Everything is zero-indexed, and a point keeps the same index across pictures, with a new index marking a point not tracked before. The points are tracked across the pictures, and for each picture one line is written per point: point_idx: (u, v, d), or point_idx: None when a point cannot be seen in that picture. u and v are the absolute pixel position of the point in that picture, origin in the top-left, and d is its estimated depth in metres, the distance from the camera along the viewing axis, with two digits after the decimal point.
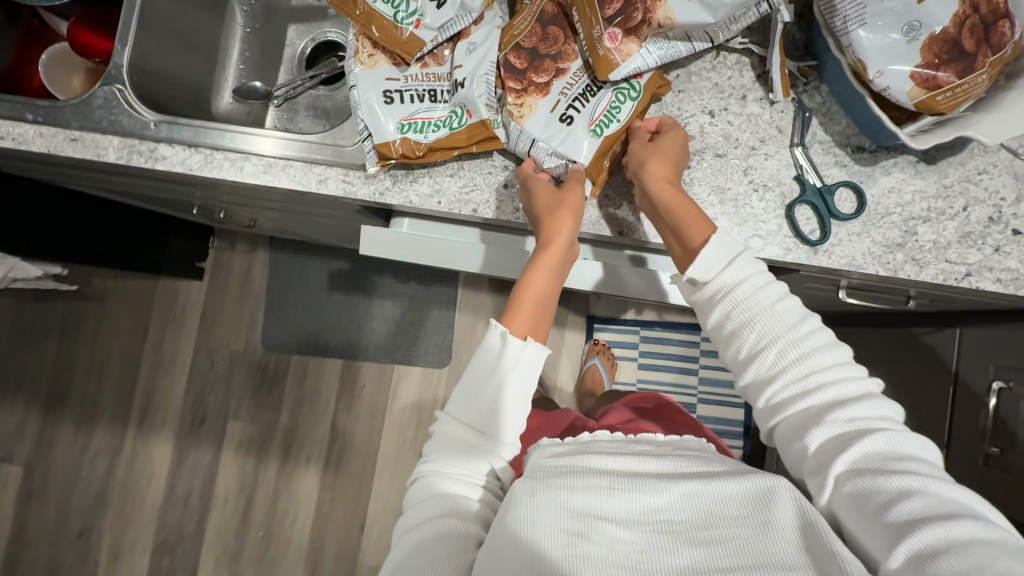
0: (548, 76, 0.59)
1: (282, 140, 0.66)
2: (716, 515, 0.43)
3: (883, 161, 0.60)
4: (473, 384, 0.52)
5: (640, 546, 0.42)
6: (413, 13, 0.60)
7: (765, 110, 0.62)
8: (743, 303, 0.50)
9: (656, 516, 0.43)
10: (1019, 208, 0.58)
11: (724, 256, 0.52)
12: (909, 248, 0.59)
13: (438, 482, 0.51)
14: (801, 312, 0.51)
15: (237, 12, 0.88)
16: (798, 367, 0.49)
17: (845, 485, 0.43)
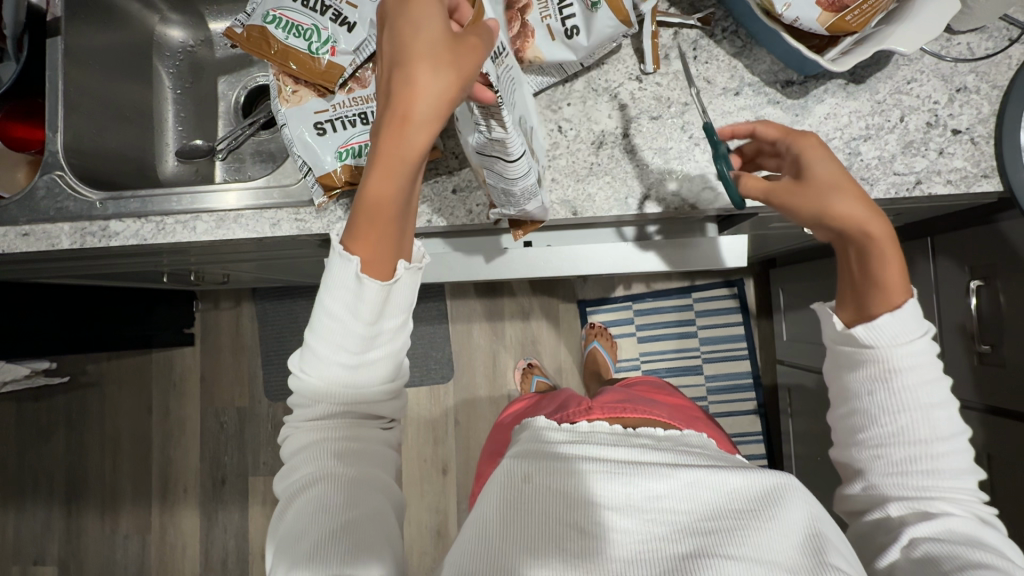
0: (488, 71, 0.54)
1: (240, 191, 0.67)
2: (723, 508, 0.49)
3: (814, 91, 0.60)
4: (345, 320, 0.46)
5: (641, 535, 0.47)
6: (327, 41, 0.60)
7: (689, 65, 0.62)
8: (901, 393, 0.49)
9: (656, 503, 0.49)
10: (953, 108, 0.59)
11: (904, 333, 0.50)
12: (855, 169, 0.59)
13: (313, 422, 0.48)
14: (956, 425, 0.50)
15: (164, 76, 0.88)
16: (926, 471, 0.48)
17: (918, 547, 0.45)
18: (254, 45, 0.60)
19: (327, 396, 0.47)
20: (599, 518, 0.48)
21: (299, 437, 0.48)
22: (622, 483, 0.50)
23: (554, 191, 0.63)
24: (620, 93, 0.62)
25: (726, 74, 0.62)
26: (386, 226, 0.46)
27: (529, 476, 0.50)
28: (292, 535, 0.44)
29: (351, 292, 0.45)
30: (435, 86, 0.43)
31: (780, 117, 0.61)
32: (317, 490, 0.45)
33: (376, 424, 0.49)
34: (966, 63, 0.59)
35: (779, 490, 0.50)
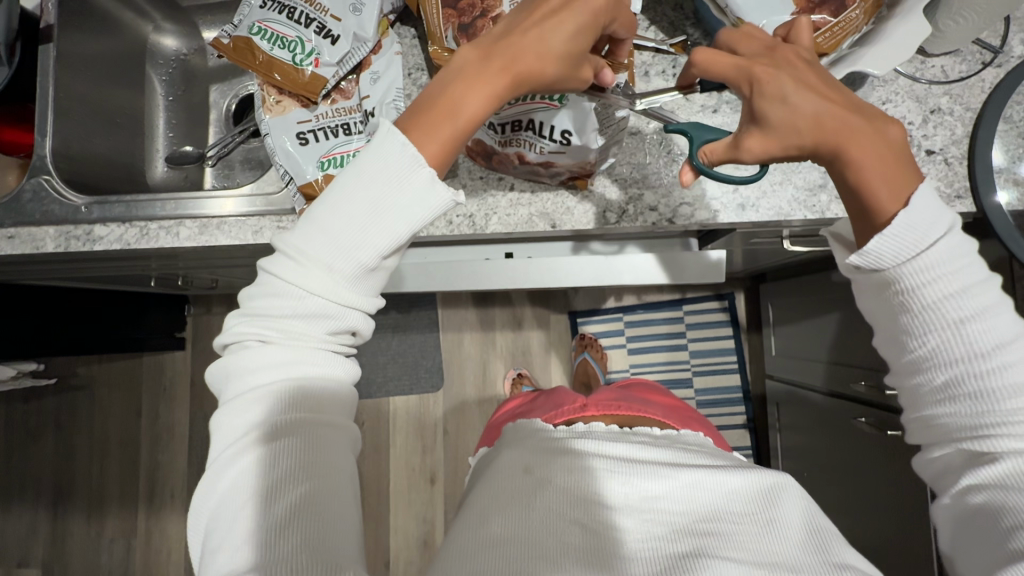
0: None
1: (241, 199, 0.67)
2: (723, 510, 0.49)
3: None
4: (379, 212, 0.43)
5: (640, 535, 0.47)
6: (311, 53, 0.61)
7: (669, 82, 0.63)
8: (925, 313, 0.44)
9: (654, 505, 0.49)
10: (928, 128, 0.59)
11: (927, 239, 0.43)
12: (831, 187, 0.60)
13: (275, 345, 0.43)
14: (1009, 336, 0.44)
15: (156, 83, 0.90)
16: (974, 388, 0.44)
17: (971, 498, 0.45)
18: (240, 55, 0.61)
19: (330, 294, 0.43)
20: (604, 515, 0.48)
21: (257, 359, 0.43)
22: (621, 482, 0.50)
23: (533, 204, 0.64)
24: None
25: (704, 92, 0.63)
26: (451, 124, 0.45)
27: (529, 467, 0.53)
28: (255, 493, 0.42)
29: (397, 187, 0.43)
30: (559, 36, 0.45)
31: None
32: (279, 444, 0.43)
33: (341, 355, 0.46)
34: (940, 85, 0.60)
35: (774, 490, 0.51)
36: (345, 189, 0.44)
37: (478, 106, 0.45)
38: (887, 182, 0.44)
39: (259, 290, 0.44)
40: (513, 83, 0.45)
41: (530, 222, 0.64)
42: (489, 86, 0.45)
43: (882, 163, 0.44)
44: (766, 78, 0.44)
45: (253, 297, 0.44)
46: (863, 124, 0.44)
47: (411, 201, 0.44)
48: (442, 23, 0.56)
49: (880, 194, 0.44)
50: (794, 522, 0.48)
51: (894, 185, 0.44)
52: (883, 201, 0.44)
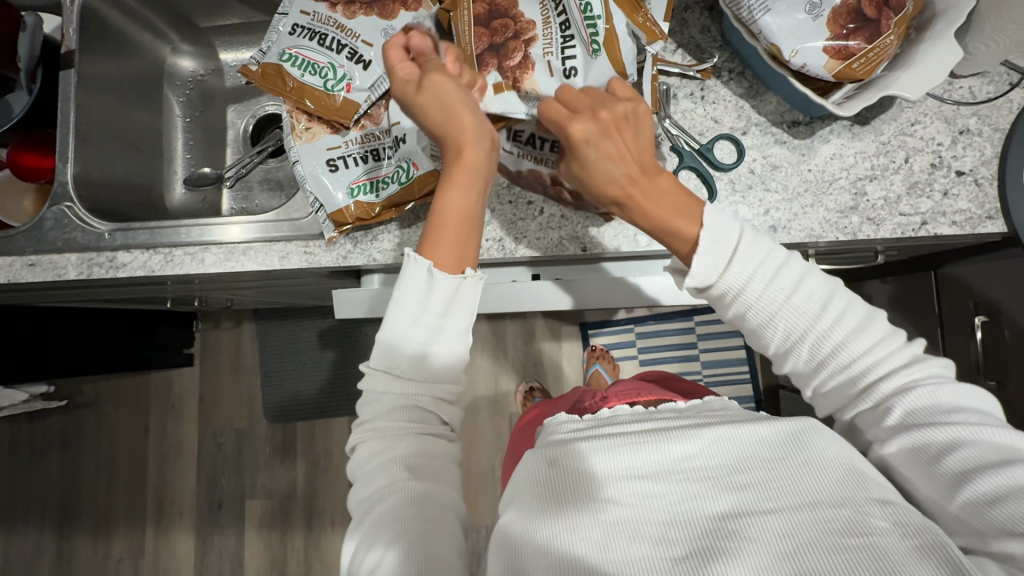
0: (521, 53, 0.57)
1: (249, 224, 0.67)
2: (755, 456, 0.41)
3: (820, 131, 0.62)
4: (414, 311, 0.48)
5: (675, 496, 0.40)
6: (342, 78, 0.61)
7: (697, 104, 0.64)
8: (757, 304, 0.48)
9: (681, 464, 0.41)
10: (957, 149, 0.60)
11: (724, 252, 0.48)
12: (862, 210, 0.60)
13: (373, 431, 0.48)
14: (835, 301, 0.47)
15: (174, 105, 0.89)
16: (882, 385, 0.45)
17: (893, 442, 0.43)
18: (270, 82, 0.61)
19: (397, 394, 0.48)
20: (623, 488, 0.40)
21: (365, 450, 0.48)
22: (644, 450, 0.42)
23: (563, 227, 0.64)
24: None
25: (733, 114, 0.63)
26: (466, 230, 0.51)
27: (555, 457, 0.43)
28: (369, 558, 0.43)
29: (422, 288, 0.49)
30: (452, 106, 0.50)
31: (786, 157, 0.62)
32: (382, 505, 0.44)
33: (439, 436, 0.49)
34: (968, 106, 0.60)
35: (803, 435, 0.42)
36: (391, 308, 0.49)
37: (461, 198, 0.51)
38: (684, 217, 0.49)
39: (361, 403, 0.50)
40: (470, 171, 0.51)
41: (561, 245, 0.64)
42: (453, 180, 0.51)
43: (673, 202, 0.49)
44: (572, 144, 0.49)
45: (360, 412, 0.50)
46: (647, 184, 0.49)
47: (447, 297, 0.49)
48: (472, 40, 0.57)
49: (678, 225, 0.49)
50: (833, 460, 0.40)
51: (686, 218, 0.49)
52: (682, 230, 0.49)
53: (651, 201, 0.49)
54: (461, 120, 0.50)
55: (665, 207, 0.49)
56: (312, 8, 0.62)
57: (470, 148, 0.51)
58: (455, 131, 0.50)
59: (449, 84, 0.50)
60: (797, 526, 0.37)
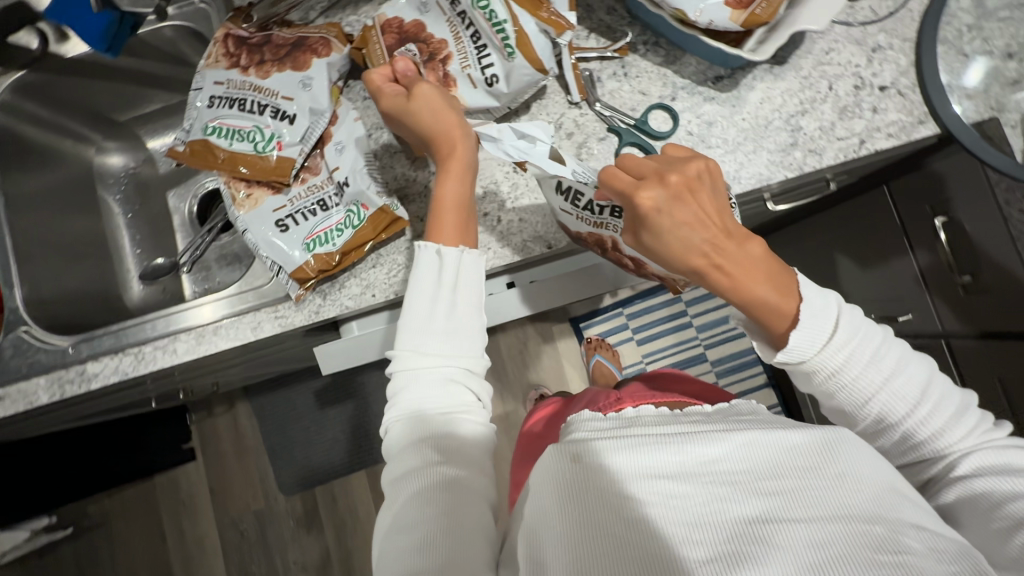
0: (440, 74, 0.59)
1: (216, 302, 0.66)
2: (782, 461, 0.40)
3: (743, 80, 0.63)
4: (431, 307, 0.52)
5: (703, 500, 0.38)
6: (271, 137, 0.61)
7: (623, 81, 0.65)
8: (857, 381, 0.47)
9: (711, 468, 0.40)
10: (874, 67, 0.62)
11: (823, 329, 0.47)
12: (802, 144, 0.62)
13: (401, 412, 0.50)
14: (925, 380, 0.49)
15: (112, 203, 0.88)
16: (951, 440, 0.47)
17: (958, 491, 0.46)
18: (200, 158, 0.61)
19: (429, 392, 0.50)
20: (651, 484, 0.39)
21: (402, 439, 0.50)
22: (673, 453, 0.41)
23: (524, 230, 0.64)
24: (565, 123, 0.64)
25: (659, 83, 0.64)
26: (462, 218, 0.55)
27: (578, 455, 0.41)
28: (399, 535, 0.44)
29: (435, 273, 0.53)
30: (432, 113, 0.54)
31: (719, 111, 0.63)
32: (412, 487, 0.46)
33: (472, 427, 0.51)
34: (873, 24, 0.63)
35: (835, 442, 0.41)
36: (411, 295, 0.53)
37: (455, 189, 0.55)
38: (773, 289, 0.47)
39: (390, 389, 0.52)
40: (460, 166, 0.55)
41: (526, 247, 0.64)
42: (447, 172, 0.55)
43: (762, 273, 0.47)
44: (644, 214, 0.46)
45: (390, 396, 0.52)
46: (736, 251, 0.46)
47: (468, 289, 0.53)
48: None
49: (770, 298, 0.47)
50: (864, 472, 0.40)
51: (772, 285, 0.47)
52: (778, 303, 0.47)
53: (744, 272, 0.46)
54: (444, 118, 0.54)
55: (751, 278, 0.47)
56: (225, 77, 0.61)
57: (457, 146, 0.55)
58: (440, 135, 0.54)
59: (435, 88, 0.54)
60: (827, 536, 0.35)
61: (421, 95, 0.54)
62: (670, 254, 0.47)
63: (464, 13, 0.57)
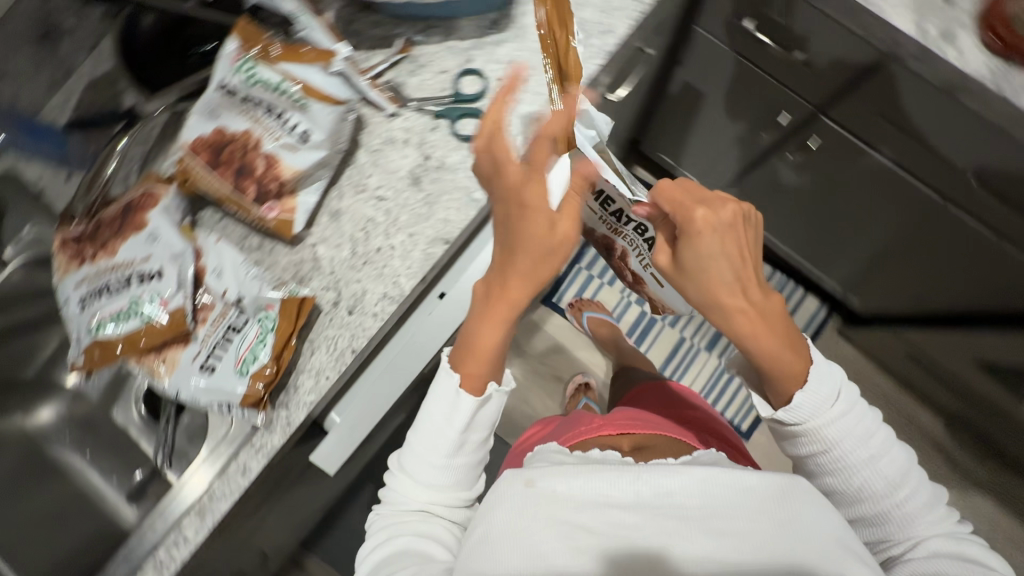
0: (260, 157, 0.60)
1: (204, 464, 0.65)
2: (721, 505, 0.49)
3: (515, 12, 0.67)
4: (434, 427, 0.56)
5: (640, 529, 0.48)
6: (152, 300, 0.59)
7: (421, 71, 0.68)
8: (839, 443, 0.55)
9: (664, 499, 0.50)
10: None
11: (826, 393, 0.54)
12: (593, 30, 0.66)
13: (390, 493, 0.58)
14: (906, 461, 0.57)
15: (64, 454, 0.85)
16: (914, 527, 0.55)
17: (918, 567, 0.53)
18: (100, 358, 0.59)
19: (411, 492, 0.57)
20: (602, 514, 0.49)
21: (379, 524, 0.57)
22: (629, 482, 0.51)
23: (418, 240, 0.66)
24: (395, 136, 0.67)
25: (451, 55, 0.67)
26: (487, 360, 0.55)
27: (530, 480, 0.52)
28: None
29: (441, 405, 0.56)
30: (557, 236, 0.52)
31: (513, 47, 0.67)
32: (383, 548, 0.54)
33: (450, 520, 0.57)
34: None
35: (788, 485, 0.50)
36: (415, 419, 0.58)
37: (496, 334, 0.54)
38: (791, 348, 0.53)
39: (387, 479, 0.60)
40: (511, 297, 0.54)
41: (430, 253, 0.65)
42: (488, 313, 0.55)
43: (773, 325, 0.53)
44: (697, 231, 0.50)
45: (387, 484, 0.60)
46: (772, 304, 0.53)
47: (467, 420, 0.56)
48: (220, 182, 0.61)
49: (788, 361, 0.53)
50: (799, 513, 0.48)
51: (794, 349, 0.54)
52: (788, 363, 0.53)
53: (775, 336, 0.52)
54: (549, 258, 0.52)
55: (774, 350, 0.53)
56: (81, 276, 0.61)
57: (546, 265, 0.53)
58: (523, 242, 0.52)
59: (545, 201, 0.51)
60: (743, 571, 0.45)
61: (558, 229, 0.52)
62: (707, 283, 0.51)
63: (247, 95, 0.60)
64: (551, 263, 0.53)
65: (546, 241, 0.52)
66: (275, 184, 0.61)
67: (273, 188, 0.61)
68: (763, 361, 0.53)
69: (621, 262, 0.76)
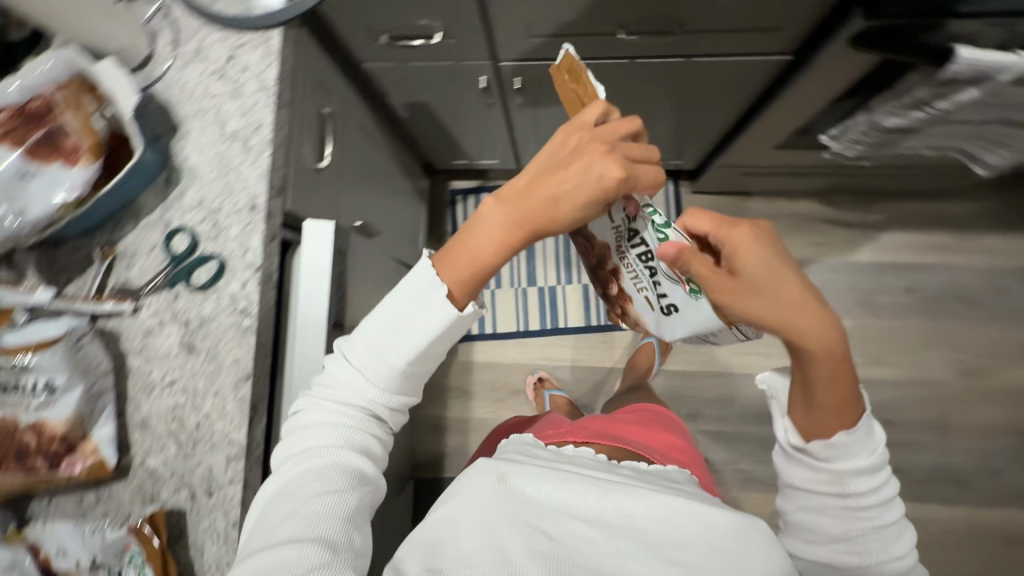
0: (29, 432, 0.60)
1: None
2: (677, 527, 0.51)
3: (176, 162, 0.70)
4: (392, 341, 0.55)
5: (599, 544, 0.49)
6: None
7: (135, 260, 0.70)
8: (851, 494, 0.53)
9: (627, 522, 0.51)
10: (212, 60, 0.72)
11: (853, 448, 0.52)
12: (247, 135, 0.70)
13: (328, 404, 0.56)
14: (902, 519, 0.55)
15: None
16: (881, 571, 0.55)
17: None
18: None
19: (353, 383, 0.56)
20: (567, 527, 0.50)
21: (310, 415, 0.57)
22: (599, 496, 0.52)
23: (225, 393, 0.67)
24: (149, 325, 0.68)
25: (150, 231, 0.70)
26: (474, 276, 0.55)
27: (502, 476, 0.54)
28: (294, 513, 0.51)
29: (407, 316, 0.55)
30: (587, 183, 0.54)
31: (194, 190, 0.70)
32: (326, 462, 0.54)
33: (382, 424, 0.58)
34: (178, 47, 0.72)
35: (748, 527, 0.53)
36: (359, 336, 0.57)
37: (493, 255, 0.55)
38: (840, 389, 0.51)
39: (305, 410, 0.57)
40: (527, 232, 0.55)
41: (241, 397, 0.67)
42: (485, 236, 0.55)
43: (830, 369, 0.51)
44: (733, 245, 0.52)
45: (315, 389, 0.58)
46: (833, 334, 0.50)
47: (432, 330, 0.55)
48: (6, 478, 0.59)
49: (831, 399, 0.52)
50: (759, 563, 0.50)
51: (836, 385, 0.51)
52: (837, 406, 0.52)
53: (816, 344, 0.50)
54: (567, 204, 0.55)
55: (824, 377, 0.51)
56: None
57: (563, 202, 0.55)
58: (551, 196, 0.55)
59: (601, 163, 0.54)
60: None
61: (619, 179, 0.54)
62: (750, 300, 0.51)
63: None
64: (560, 210, 0.55)
65: (584, 179, 0.54)
66: (61, 445, 0.61)
67: (62, 447, 0.61)
68: (805, 377, 0.52)
69: (613, 277, 0.77)
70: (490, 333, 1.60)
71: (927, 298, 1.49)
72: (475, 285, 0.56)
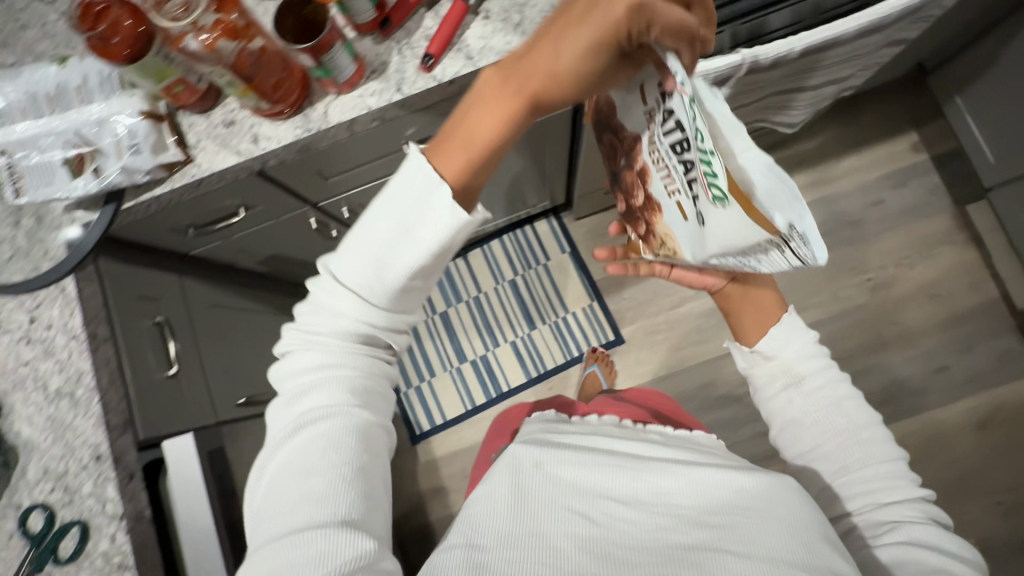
0: None
1: None
2: (724, 498, 0.48)
3: (10, 443, 0.68)
4: (385, 247, 0.51)
5: (647, 526, 0.47)
6: None
7: None
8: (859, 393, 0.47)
9: (660, 498, 0.49)
10: (16, 330, 0.71)
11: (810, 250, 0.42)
12: (72, 390, 0.69)
13: (319, 354, 0.52)
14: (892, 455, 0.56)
15: None
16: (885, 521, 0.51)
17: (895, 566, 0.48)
18: None
19: (350, 309, 0.52)
20: (602, 508, 0.49)
21: (302, 360, 0.53)
22: (641, 482, 0.50)
23: None
24: None
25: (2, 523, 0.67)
26: (466, 151, 0.51)
27: (538, 461, 0.53)
28: (296, 474, 0.47)
29: (402, 219, 0.51)
30: (575, 43, 0.46)
31: (36, 464, 0.68)
32: (317, 424, 0.49)
33: (376, 357, 0.55)
34: None
35: (778, 490, 0.48)
36: (350, 250, 0.52)
37: (491, 123, 0.50)
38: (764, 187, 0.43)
39: (302, 329, 0.54)
40: (530, 104, 0.50)
41: None
42: (495, 104, 0.51)
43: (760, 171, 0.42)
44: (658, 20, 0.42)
45: (304, 322, 0.54)
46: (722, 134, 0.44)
47: (424, 235, 0.50)
48: None
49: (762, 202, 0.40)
50: (800, 520, 0.46)
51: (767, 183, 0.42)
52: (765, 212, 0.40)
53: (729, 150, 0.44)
54: (568, 55, 0.47)
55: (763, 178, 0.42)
56: None
57: (545, 73, 0.48)
58: (556, 62, 0.48)
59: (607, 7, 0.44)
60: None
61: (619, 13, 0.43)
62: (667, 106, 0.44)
63: None
64: (552, 89, 0.49)
65: (574, 45, 0.46)
66: None
67: None
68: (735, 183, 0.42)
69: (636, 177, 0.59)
70: (441, 424, 1.56)
71: (818, 235, 1.55)
72: (469, 193, 0.52)
